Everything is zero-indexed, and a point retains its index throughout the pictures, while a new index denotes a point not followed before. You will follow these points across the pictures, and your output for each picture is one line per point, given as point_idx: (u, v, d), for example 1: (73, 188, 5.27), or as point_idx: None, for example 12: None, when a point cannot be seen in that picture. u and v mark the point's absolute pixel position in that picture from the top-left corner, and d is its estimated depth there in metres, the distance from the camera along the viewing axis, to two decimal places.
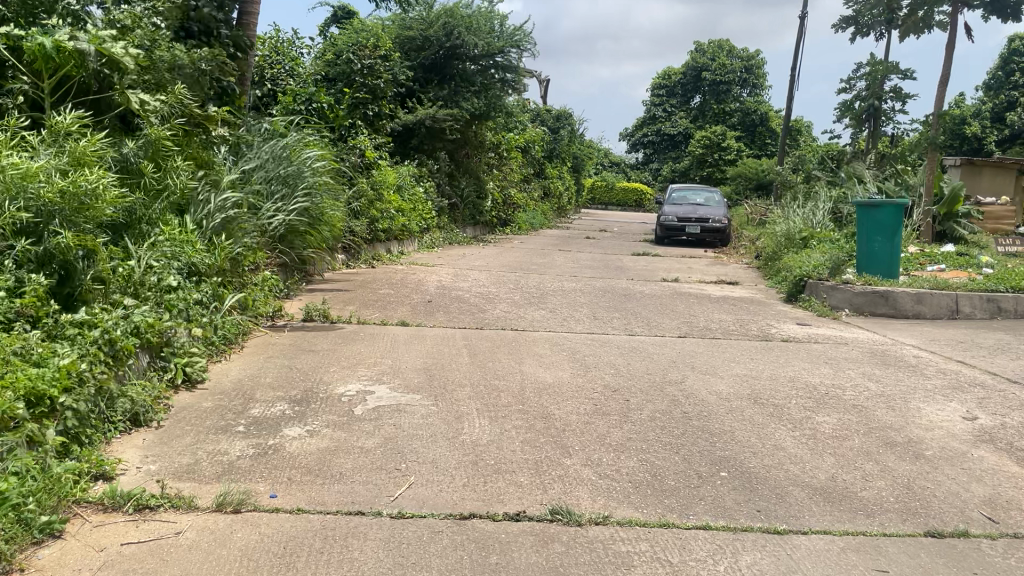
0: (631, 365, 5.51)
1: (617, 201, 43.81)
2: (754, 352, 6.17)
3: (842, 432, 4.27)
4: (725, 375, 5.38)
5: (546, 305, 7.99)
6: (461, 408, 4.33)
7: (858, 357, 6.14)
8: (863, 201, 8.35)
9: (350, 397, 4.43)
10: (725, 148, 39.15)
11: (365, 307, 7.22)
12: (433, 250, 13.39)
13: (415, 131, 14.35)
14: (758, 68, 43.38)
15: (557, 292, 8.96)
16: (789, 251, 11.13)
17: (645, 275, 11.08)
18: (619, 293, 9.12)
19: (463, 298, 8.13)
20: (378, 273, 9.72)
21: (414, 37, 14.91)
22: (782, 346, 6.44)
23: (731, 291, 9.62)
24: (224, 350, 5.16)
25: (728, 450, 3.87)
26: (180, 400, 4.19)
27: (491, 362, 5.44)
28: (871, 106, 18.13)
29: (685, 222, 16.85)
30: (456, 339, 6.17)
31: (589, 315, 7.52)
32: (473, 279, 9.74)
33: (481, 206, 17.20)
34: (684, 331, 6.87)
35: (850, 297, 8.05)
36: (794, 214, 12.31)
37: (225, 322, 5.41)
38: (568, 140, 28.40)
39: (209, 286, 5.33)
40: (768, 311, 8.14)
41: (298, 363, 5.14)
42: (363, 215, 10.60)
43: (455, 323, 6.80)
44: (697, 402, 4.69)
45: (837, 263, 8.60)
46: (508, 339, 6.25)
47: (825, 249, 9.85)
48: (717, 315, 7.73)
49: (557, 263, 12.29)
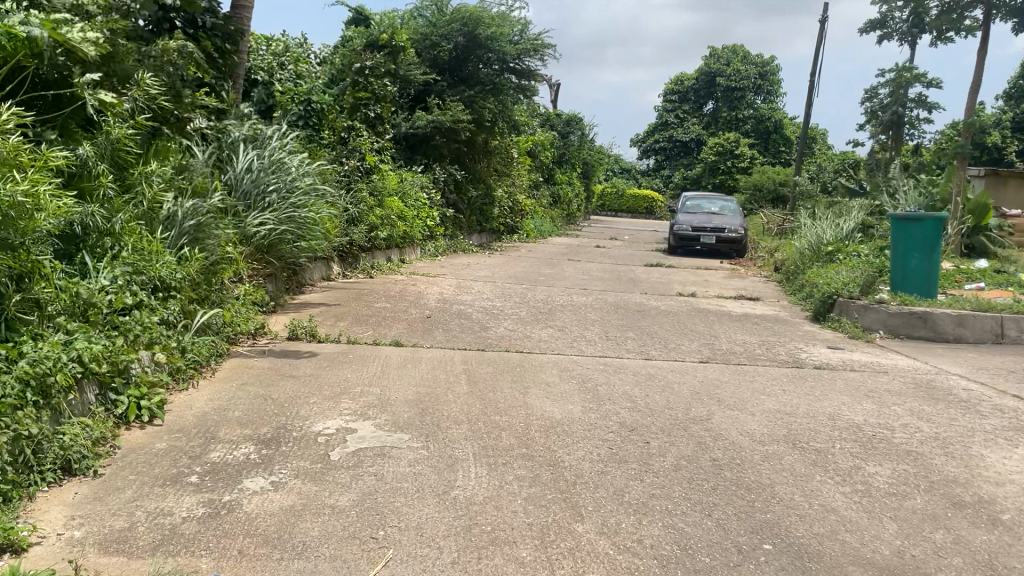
0: (650, 398, 4.90)
1: (628, 208, 43.19)
2: (786, 382, 5.55)
3: (900, 488, 3.66)
4: (755, 411, 4.76)
5: (554, 323, 7.39)
6: (454, 452, 3.73)
7: (901, 389, 5.51)
8: (901, 214, 7.69)
9: (328, 437, 3.83)
10: (738, 155, 38.52)
11: (357, 323, 6.63)
12: (436, 259, 12.81)
13: (429, 136, 13.73)
14: (772, 75, 42.81)
15: (567, 307, 8.37)
16: (813, 265, 10.51)
17: (659, 288, 10.47)
18: (632, 309, 8.51)
19: (465, 313, 7.53)
20: (376, 284, 9.15)
21: (432, 35, 14.56)
22: (816, 375, 5.81)
23: (751, 308, 9.01)
24: (192, 376, 4.60)
25: (770, 513, 3.26)
26: (129, 440, 3.61)
27: (492, 393, 4.84)
28: (895, 114, 17.49)
29: (700, 231, 16.25)
30: (455, 363, 5.57)
31: (601, 334, 6.92)
32: (477, 291, 9.15)
33: (488, 211, 16.67)
34: (706, 355, 6.26)
35: (885, 317, 7.45)
36: (817, 225, 11.69)
37: (195, 343, 4.86)
38: (579, 146, 27.81)
39: (177, 304, 4.80)
40: (794, 332, 7.53)
41: (274, 392, 4.55)
42: (362, 221, 10.03)
43: (454, 344, 6.20)
44: (728, 445, 4.08)
45: (870, 281, 7.98)
46: (512, 364, 5.66)
47: (853, 264, 9.21)
48: (740, 337, 7.11)
49: (566, 273, 11.71)
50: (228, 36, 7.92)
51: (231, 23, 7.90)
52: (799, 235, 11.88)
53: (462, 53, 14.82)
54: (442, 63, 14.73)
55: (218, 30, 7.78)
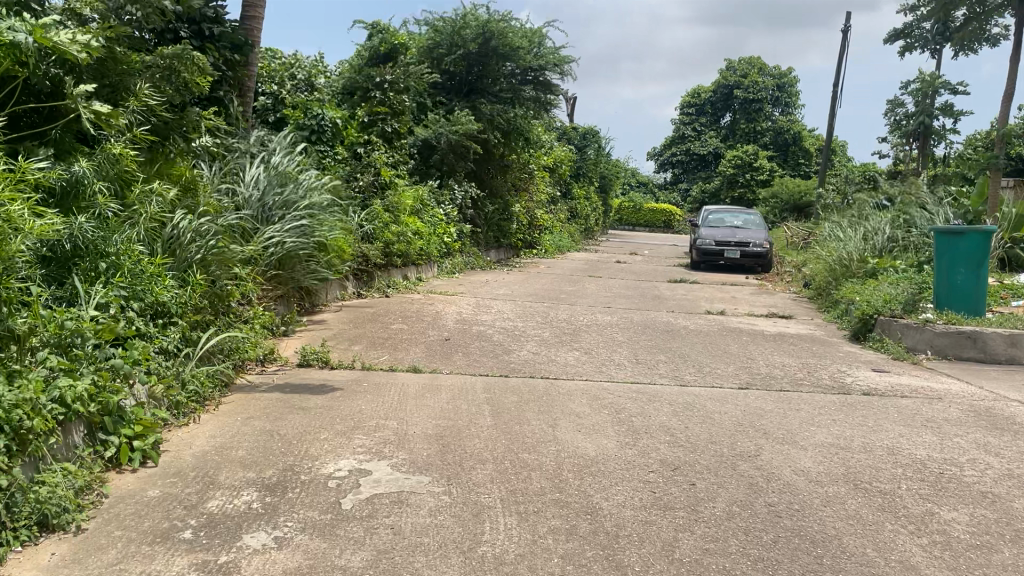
0: (691, 431, 4.49)
1: (645, 222, 42.78)
2: (835, 410, 5.13)
3: (985, 538, 3.23)
4: (807, 445, 4.34)
5: (580, 344, 7.01)
6: (480, 498, 3.34)
7: (962, 417, 5.07)
8: (943, 227, 7.23)
9: (339, 481, 3.46)
10: (757, 168, 38.11)
11: (372, 348, 6.26)
12: (454, 276, 12.46)
13: (434, 149, 13.30)
14: (791, 87, 42.42)
15: (592, 327, 7.98)
16: (848, 281, 10.08)
17: (687, 306, 10.07)
18: (661, 329, 8.11)
19: (486, 335, 7.17)
20: (393, 303, 8.81)
21: (445, 46, 14.34)
22: (866, 402, 5.39)
23: (786, 327, 8.59)
24: (193, 410, 4.27)
25: (842, 572, 2.86)
26: (119, 488, 3.28)
27: (518, 426, 4.45)
28: (922, 125, 16.99)
29: (724, 246, 15.83)
30: (476, 392, 5.18)
31: (631, 357, 6.53)
32: (497, 310, 8.79)
33: (506, 227, 16.31)
34: (745, 381, 5.85)
35: (930, 338, 7.00)
36: (849, 238, 11.26)
37: (198, 372, 4.53)
38: (596, 160, 27.48)
39: (178, 331, 4.47)
40: (835, 354, 7.10)
41: (282, 427, 4.20)
42: (378, 239, 9.69)
43: (474, 369, 5.83)
44: (783, 488, 3.67)
45: (913, 298, 7.55)
46: (538, 392, 5.27)
47: (893, 280, 8.78)
48: (778, 359, 6.70)
49: (588, 290, 11.32)
50: (237, 48, 7.68)
51: (241, 35, 7.67)
52: (830, 249, 11.46)
53: (473, 63, 14.46)
54: (457, 76, 14.51)
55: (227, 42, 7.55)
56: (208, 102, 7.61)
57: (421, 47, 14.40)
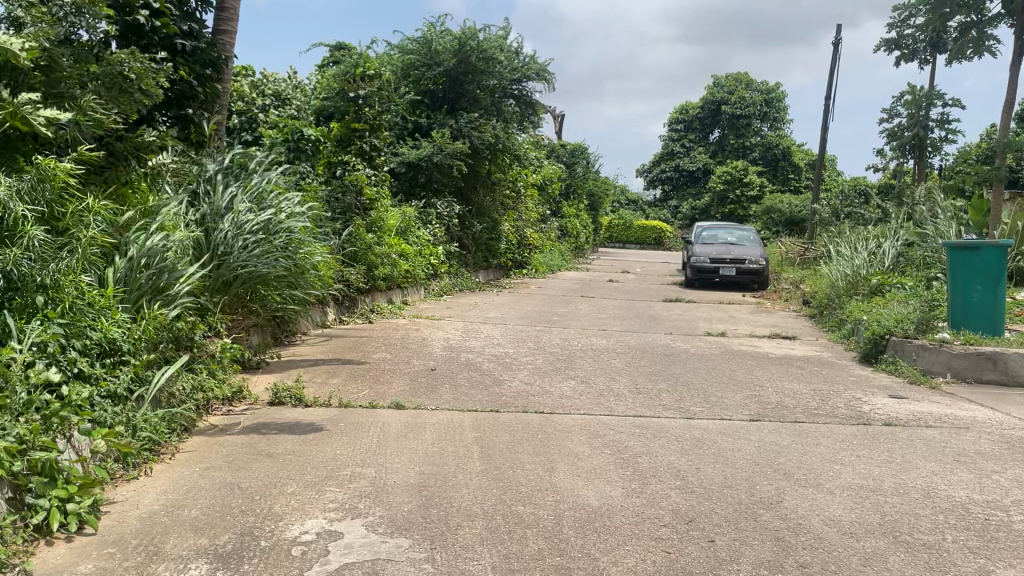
0: (703, 474, 4.05)
1: (635, 239, 42.40)
2: (856, 445, 4.70)
3: None
4: (833, 488, 3.90)
5: (575, 373, 6.56)
6: (467, 567, 2.87)
7: (997, 450, 4.65)
8: (956, 241, 6.82)
9: (304, 548, 2.98)
10: (747, 183, 37.99)
11: (352, 383, 5.79)
12: (442, 298, 12.02)
13: (420, 169, 12.91)
14: (779, 102, 42.45)
15: (587, 352, 7.54)
16: (853, 299, 9.70)
17: (685, 327, 9.65)
18: (660, 353, 7.68)
19: (475, 364, 6.71)
20: (376, 330, 8.35)
21: (422, 64, 14.01)
22: (889, 434, 4.95)
23: (791, 349, 8.17)
24: (145, 463, 3.81)
25: None
26: (46, 563, 2.80)
27: (511, 471, 3.99)
28: (917, 138, 16.68)
29: (719, 263, 15.45)
30: (465, 431, 4.71)
31: (631, 386, 6.09)
32: (486, 336, 8.34)
33: (495, 246, 15.84)
34: (756, 412, 5.41)
35: (948, 360, 6.60)
36: (851, 254, 10.88)
37: (152, 418, 4.06)
38: (585, 177, 27.13)
39: (130, 371, 4.01)
40: (846, 379, 6.68)
41: (244, 479, 3.72)
42: (359, 261, 9.31)
43: (463, 404, 5.37)
44: (815, 543, 3.22)
45: (926, 317, 7.15)
46: (533, 429, 4.82)
47: (902, 298, 8.39)
48: (788, 387, 6.26)
49: (582, 312, 10.90)
50: (211, 64, 7.28)
51: (214, 50, 7.25)
52: (832, 265, 11.07)
53: (451, 79, 14.05)
54: (439, 93, 14.15)
55: (199, 56, 7.13)
56: (177, 120, 7.20)
57: (396, 68, 14.08)
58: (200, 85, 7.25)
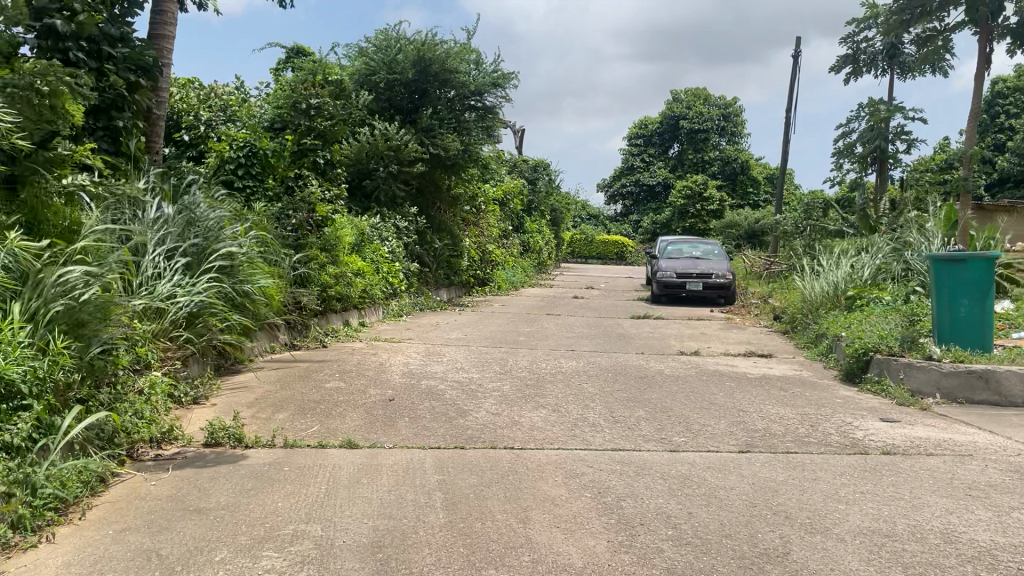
0: (696, 521, 3.59)
1: (597, 254, 42.04)
2: (858, 479, 4.27)
3: None
4: (843, 535, 3.47)
5: (546, 399, 6.08)
6: None
7: (1011, 481, 4.26)
8: (942, 253, 6.56)
9: None
10: (707, 198, 38.17)
11: (301, 418, 5.23)
12: (401, 319, 11.42)
13: (369, 174, 12.61)
14: (736, 116, 42.80)
15: (557, 376, 7.07)
16: (830, 314, 9.37)
17: (656, 346, 9.23)
18: (634, 375, 7.23)
19: (438, 392, 6.18)
20: (329, 355, 7.79)
21: (378, 72, 13.59)
22: (891, 465, 4.56)
23: (769, 368, 7.79)
24: (47, 526, 3.27)
25: None
26: None
27: (480, 523, 3.48)
28: (879, 148, 16.18)
29: (685, 278, 15.14)
30: (426, 473, 4.19)
31: (606, 414, 5.61)
32: (449, 359, 7.82)
33: (457, 264, 15.30)
34: (744, 441, 4.97)
35: (937, 378, 6.26)
36: (825, 268, 10.57)
37: (59, 471, 3.52)
38: (547, 192, 26.76)
39: (31, 418, 3.48)
40: (832, 401, 6.28)
41: (164, 544, 3.17)
42: (312, 283, 8.71)
43: (424, 439, 4.84)
44: None
45: (911, 334, 6.82)
46: (502, 468, 4.31)
47: (882, 314, 8.07)
48: (774, 412, 5.84)
49: (549, 331, 10.43)
50: (141, 68, 6.73)
51: (147, 54, 6.73)
52: (806, 279, 10.77)
53: (411, 89, 13.77)
54: (397, 101, 13.80)
55: (126, 59, 6.57)
56: (106, 132, 6.66)
57: (355, 72, 13.66)
58: (131, 93, 6.70)
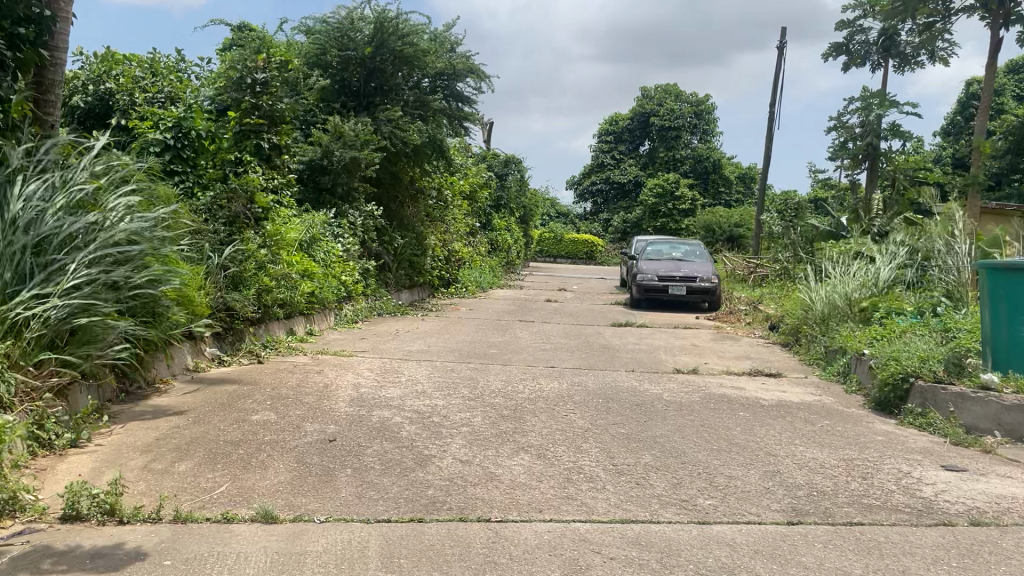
0: None
1: (567, 253, 40.65)
2: (959, 572, 3.13)
3: None
4: None
5: (527, 438, 4.87)
6: None
7: None
8: (999, 260, 5.50)
9: None
10: (678, 197, 37.45)
11: (207, 472, 3.95)
12: (356, 326, 10.13)
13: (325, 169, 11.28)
14: (708, 113, 42.00)
15: (538, 404, 5.85)
16: (842, 328, 8.28)
17: (647, 362, 8.04)
18: (630, 403, 6.04)
19: (392, 430, 4.93)
20: (264, 373, 6.53)
21: (329, 47, 12.34)
22: (992, 544, 3.44)
23: (785, 393, 6.66)
24: None
25: None
26: None
27: None
28: (871, 145, 15.18)
29: (668, 281, 14.04)
30: (367, 570, 2.95)
31: (605, 462, 4.42)
32: (407, 380, 6.56)
33: (420, 263, 13.99)
34: (790, 506, 3.81)
35: (998, 413, 5.22)
36: (833, 274, 9.52)
37: None
38: (516, 189, 25.44)
39: None
40: (873, 440, 5.17)
41: None
42: (245, 285, 7.43)
43: (367, 505, 3.61)
44: None
45: (959, 358, 5.76)
46: (475, 558, 3.09)
47: (911, 331, 7.01)
48: (812, 457, 4.70)
49: (522, 341, 9.20)
50: (27, 18, 5.37)
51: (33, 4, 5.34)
52: (807, 286, 9.69)
53: (365, 69, 12.47)
54: (351, 84, 12.46)
55: (5, 10, 5.14)
56: None
57: (306, 53, 12.43)
58: (9, 48, 5.29)
